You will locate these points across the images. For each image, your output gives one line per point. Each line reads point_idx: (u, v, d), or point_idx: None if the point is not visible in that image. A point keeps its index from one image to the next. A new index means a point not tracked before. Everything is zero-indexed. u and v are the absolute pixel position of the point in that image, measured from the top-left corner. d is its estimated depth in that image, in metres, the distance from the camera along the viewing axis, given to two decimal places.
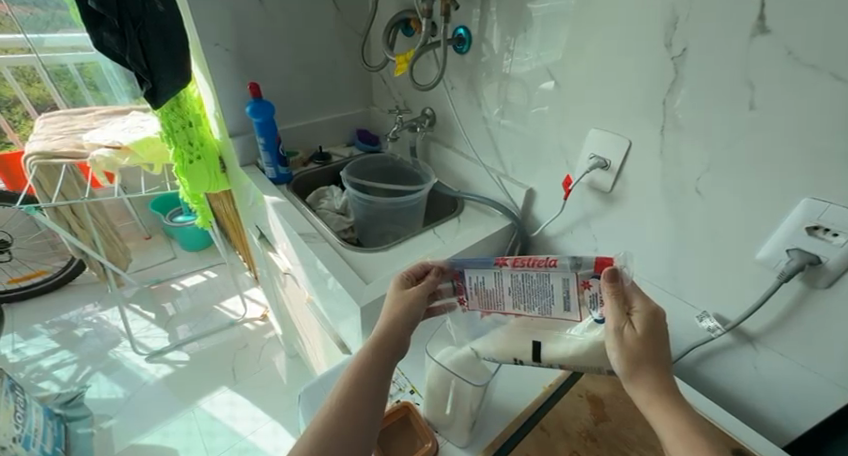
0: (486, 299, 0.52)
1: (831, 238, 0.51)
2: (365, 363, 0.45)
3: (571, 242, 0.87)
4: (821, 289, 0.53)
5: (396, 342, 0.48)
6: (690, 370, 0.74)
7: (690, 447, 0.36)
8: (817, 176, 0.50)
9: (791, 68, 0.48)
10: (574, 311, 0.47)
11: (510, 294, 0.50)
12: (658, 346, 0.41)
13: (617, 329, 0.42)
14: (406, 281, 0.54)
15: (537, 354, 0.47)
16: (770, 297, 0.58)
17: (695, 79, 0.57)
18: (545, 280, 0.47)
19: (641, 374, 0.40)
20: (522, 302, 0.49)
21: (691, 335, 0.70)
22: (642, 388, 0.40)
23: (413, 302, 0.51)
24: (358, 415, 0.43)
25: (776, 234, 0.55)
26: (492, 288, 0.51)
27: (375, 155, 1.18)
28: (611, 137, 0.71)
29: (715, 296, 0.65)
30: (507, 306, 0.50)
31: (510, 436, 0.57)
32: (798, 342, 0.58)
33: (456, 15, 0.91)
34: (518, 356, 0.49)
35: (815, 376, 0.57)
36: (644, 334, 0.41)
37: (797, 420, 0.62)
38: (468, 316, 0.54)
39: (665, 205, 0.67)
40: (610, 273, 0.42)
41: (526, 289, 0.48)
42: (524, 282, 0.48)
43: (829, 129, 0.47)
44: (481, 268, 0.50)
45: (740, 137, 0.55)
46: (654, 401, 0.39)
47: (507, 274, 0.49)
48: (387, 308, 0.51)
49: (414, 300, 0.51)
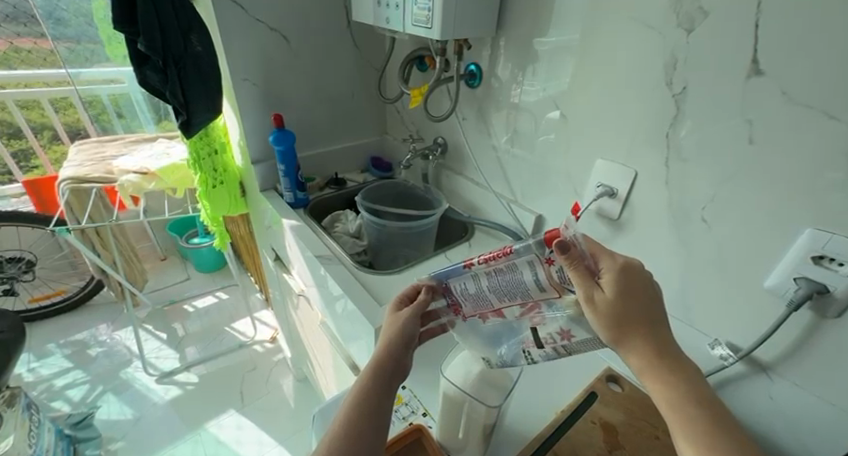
0: (477, 303, 0.50)
1: (836, 267, 0.52)
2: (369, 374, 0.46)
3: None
4: (831, 319, 0.54)
5: (393, 364, 0.48)
6: None
7: (683, 415, 0.38)
8: (820, 208, 0.51)
9: (787, 107, 0.51)
10: (550, 290, 0.46)
11: (493, 293, 0.49)
12: (637, 304, 0.42)
13: (588, 294, 0.42)
14: (398, 304, 0.54)
15: (538, 339, 0.47)
16: (781, 326, 0.59)
17: (696, 115, 0.60)
18: (513, 270, 0.46)
19: (628, 337, 0.41)
20: (506, 297, 0.48)
21: (703, 364, 0.70)
22: (632, 355, 0.41)
23: (404, 325, 0.50)
24: (360, 425, 0.43)
25: (784, 263, 0.56)
26: (476, 291, 0.50)
27: (388, 181, 1.24)
28: (616, 167, 0.74)
29: (726, 324, 0.66)
30: (495, 303, 0.49)
31: None
32: (811, 371, 0.58)
33: (467, 53, 0.97)
34: (525, 345, 0.48)
35: (831, 407, 0.57)
36: (616, 296, 0.42)
37: None
38: (469, 324, 0.53)
39: (671, 234, 0.69)
40: (559, 246, 0.42)
41: (503, 284, 0.47)
42: (498, 277, 0.48)
43: (827, 163, 0.49)
44: (457, 276, 0.51)
45: (741, 169, 0.57)
46: (647, 365, 0.40)
47: (482, 273, 0.49)
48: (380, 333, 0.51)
49: (404, 322, 0.50)
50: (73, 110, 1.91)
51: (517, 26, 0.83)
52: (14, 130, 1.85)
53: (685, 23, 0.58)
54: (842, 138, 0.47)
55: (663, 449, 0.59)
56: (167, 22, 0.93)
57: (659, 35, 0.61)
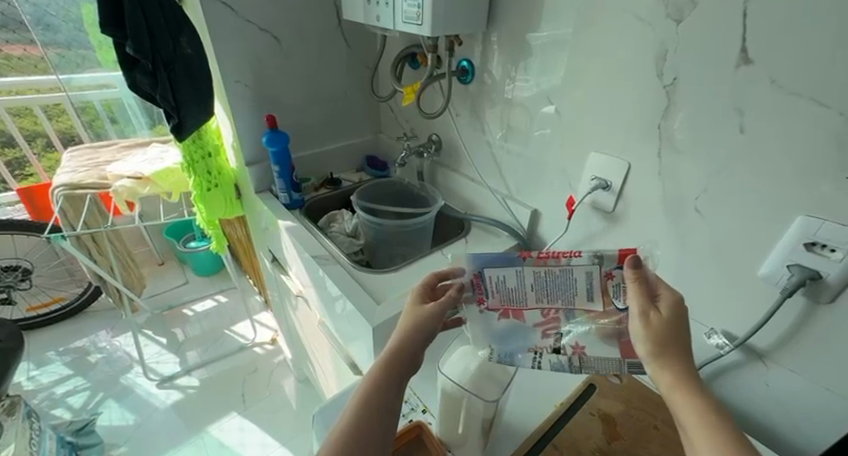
0: (507, 298, 0.52)
1: (829, 253, 0.52)
2: (390, 361, 0.47)
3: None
4: (824, 304, 0.54)
5: (410, 357, 0.48)
6: None
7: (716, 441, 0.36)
8: (811, 195, 0.52)
9: (777, 95, 0.51)
10: (597, 301, 0.49)
11: (532, 291, 0.51)
12: (684, 335, 0.43)
13: (643, 310, 0.44)
14: (422, 297, 0.53)
15: (557, 346, 0.51)
16: (775, 313, 0.59)
17: (688, 107, 0.61)
18: (568, 274, 0.49)
19: (665, 355, 0.42)
20: (544, 298, 0.51)
21: (700, 353, 0.70)
22: (671, 375, 0.41)
23: (425, 319, 0.50)
24: (380, 409, 0.44)
25: (777, 251, 0.56)
26: (515, 286, 0.51)
27: (384, 180, 1.24)
28: (609, 160, 0.74)
29: (721, 314, 0.66)
30: (528, 302, 0.52)
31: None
32: (806, 357, 0.58)
33: (459, 49, 0.97)
34: (537, 348, 0.52)
35: (827, 392, 0.58)
36: (670, 322, 0.43)
37: (813, 438, 0.61)
38: (486, 316, 0.54)
39: (666, 225, 0.69)
40: (632, 261, 0.45)
41: (550, 284, 0.50)
42: (546, 277, 0.50)
43: (817, 150, 0.50)
44: (501, 266, 0.51)
45: (733, 159, 0.58)
46: (681, 385, 0.40)
47: (529, 271, 0.50)
48: (399, 322, 0.51)
49: (425, 315, 0.51)
50: (66, 116, 1.90)
51: (508, 22, 0.83)
52: (7, 139, 1.85)
53: (674, 13, 0.58)
54: (831, 125, 0.48)
55: (661, 439, 0.59)
56: (155, 24, 0.92)
57: (649, 27, 0.62)
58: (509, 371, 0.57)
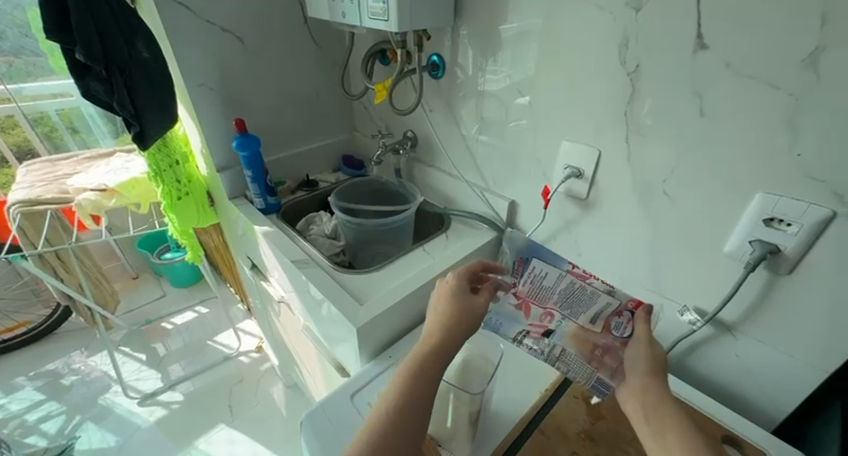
0: (534, 291, 0.56)
1: (785, 228, 0.55)
2: (440, 345, 0.51)
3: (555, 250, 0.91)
4: (784, 275, 0.57)
5: (449, 350, 0.51)
6: (679, 365, 0.76)
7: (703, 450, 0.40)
8: (768, 173, 0.54)
9: (733, 78, 0.53)
10: (597, 325, 0.53)
11: (557, 295, 0.55)
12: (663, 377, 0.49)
13: (650, 344, 0.50)
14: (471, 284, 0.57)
15: (542, 336, 0.55)
16: (741, 287, 0.62)
17: (650, 93, 0.62)
18: (594, 297, 0.53)
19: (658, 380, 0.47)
20: (562, 304, 0.55)
21: (675, 330, 0.73)
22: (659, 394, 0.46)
23: (466, 318, 0.53)
24: (426, 387, 0.49)
25: (739, 228, 0.59)
26: (546, 285, 0.55)
27: (361, 179, 1.23)
28: (581, 148, 0.75)
29: (693, 291, 0.69)
30: (547, 301, 0.56)
31: (510, 446, 0.59)
32: (772, 327, 0.61)
33: (428, 44, 0.97)
34: (526, 330, 0.56)
35: (792, 359, 0.61)
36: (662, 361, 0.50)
37: (782, 404, 0.65)
38: (502, 297, 0.59)
39: (636, 209, 0.71)
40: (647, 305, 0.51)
41: (574, 297, 0.54)
42: (576, 290, 0.53)
43: (771, 129, 0.52)
44: (552, 262, 0.55)
45: (695, 142, 0.60)
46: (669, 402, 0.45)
47: (568, 279, 0.53)
48: (449, 306, 0.54)
49: (466, 313, 0.53)
50: (20, 128, 1.74)
51: (475, 15, 0.84)
52: None
53: (633, 2, 0.60)
54: (782, 104, 0.50)
55: None
56: (107, 29, 0.89)
57: (611, 16, 0.63)
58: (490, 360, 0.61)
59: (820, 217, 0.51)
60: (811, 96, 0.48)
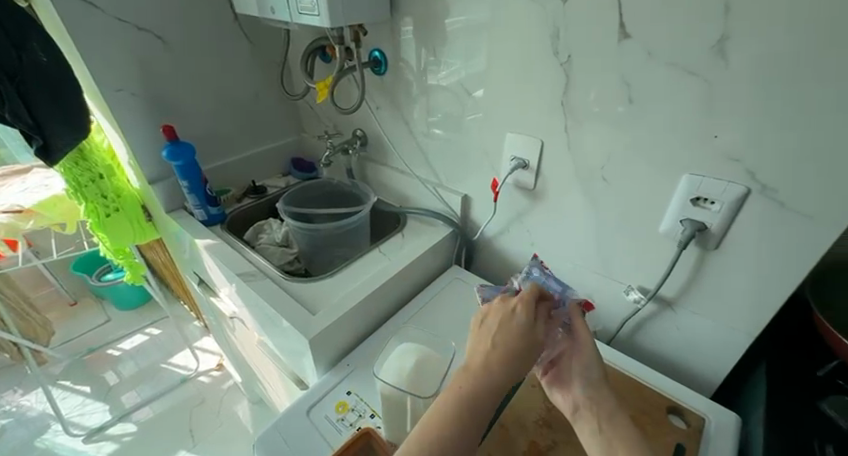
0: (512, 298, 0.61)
1: (709, 206, 0.58)
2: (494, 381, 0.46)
3: (509, 241, 0.93)
4: (712, 250, 0.60)
5: (506, 376, 0.47)
6: (629, 342, 0.80)
7: None
8: (692, 155, 0.57)
9: (656, 66, 0.55)
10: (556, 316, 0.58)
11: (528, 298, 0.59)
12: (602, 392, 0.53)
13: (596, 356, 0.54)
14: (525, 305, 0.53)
15: None
16: (676, 264, 0.65)
17: (583, 83, 0.64)
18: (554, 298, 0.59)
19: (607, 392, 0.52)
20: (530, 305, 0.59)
21: (622, 309, 0.76)
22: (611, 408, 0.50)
23: (524, 342, 0.49)
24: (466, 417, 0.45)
25: (670, 208, 0.62)
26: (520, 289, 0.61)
27: (313, 182, 1.19)
28: (524, 139, 0.76)
29: (635, 271, 0.71)
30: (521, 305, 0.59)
31: None
32: (706, 300, 0.65)
33: (368, 40, 0.95)
34: None
35: (725, 328, 0.65)
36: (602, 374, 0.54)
37: (719, 370, 0.69)
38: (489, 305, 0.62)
39: (580, 196, 0.73)
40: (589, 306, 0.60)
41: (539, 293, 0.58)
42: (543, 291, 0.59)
43: (692, 113, 0.54)
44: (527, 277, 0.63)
45: (627, 128, 0.62)
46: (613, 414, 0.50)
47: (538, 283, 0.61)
48: (512, 336, 0.49)
49: (525, 336, 0.50)
50: None
51: (412, 9, 0.82)
52: None
53: None
54: (700, 89, 0.52)
55: None
56: None
57: (541, 8, 0.64)
58: (434, 352, 0.59)
59: (738, 194, 0.54)
60: (722, 79, 0.50)
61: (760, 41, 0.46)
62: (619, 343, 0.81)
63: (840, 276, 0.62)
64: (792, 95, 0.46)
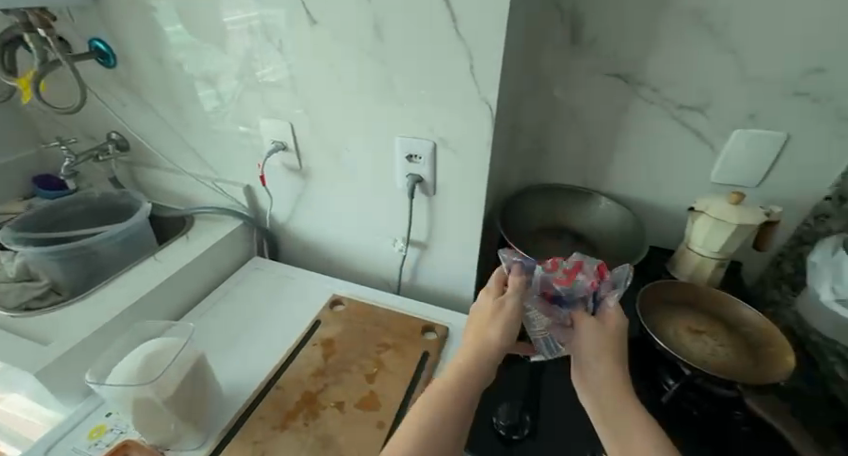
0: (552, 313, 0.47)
1: (418, 161, 0.70)
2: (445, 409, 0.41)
3: (300, 223, 0.95)
4: (433, 196, 0.74)
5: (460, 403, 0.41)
6: (413, 289, 0.91)
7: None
8: (395, 121, 0.68)
9: (345, 47, 0.64)
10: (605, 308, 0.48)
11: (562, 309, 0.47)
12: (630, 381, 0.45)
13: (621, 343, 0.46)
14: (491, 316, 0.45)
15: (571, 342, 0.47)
16: (414, 213, 0.79)
17: (300, 64, 0.69)
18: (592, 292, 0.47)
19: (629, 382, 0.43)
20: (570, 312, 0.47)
21: (395, 260, 0.89)
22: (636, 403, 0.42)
23: (496, 337, 0.43)
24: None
25: (396, 168, 0.74)
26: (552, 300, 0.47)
27: (65, 200, 0.95)
28: (274, 122, 0.79)
29: (394, 226, 0.83)
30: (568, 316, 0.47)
31: (243, 416, 0.56)
32: (443, 237, 0.79)
33: (83, 26, 0.82)
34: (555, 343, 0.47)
35: (462, 256, 0.81)
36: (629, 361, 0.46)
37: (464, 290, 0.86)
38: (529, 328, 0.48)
39: (336, 168, 0.80)
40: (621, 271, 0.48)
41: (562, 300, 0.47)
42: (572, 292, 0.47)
43: (383, 86, 0.65)
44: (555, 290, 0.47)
45: (346, 103, 0.70)
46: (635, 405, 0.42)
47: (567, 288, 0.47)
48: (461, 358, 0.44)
49: (499, 332, 0.43)
50: None
51: None
52: None
53: None
54: (378, 66, 0.63)
55: (368, 338, 0.69)
56: None
57: None
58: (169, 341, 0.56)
59: (430, 147, 0.67)
60: (388, 56, 0.61)
61: (398, 24, 0.58)
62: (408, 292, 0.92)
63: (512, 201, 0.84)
64: (433, 65, 0.59)
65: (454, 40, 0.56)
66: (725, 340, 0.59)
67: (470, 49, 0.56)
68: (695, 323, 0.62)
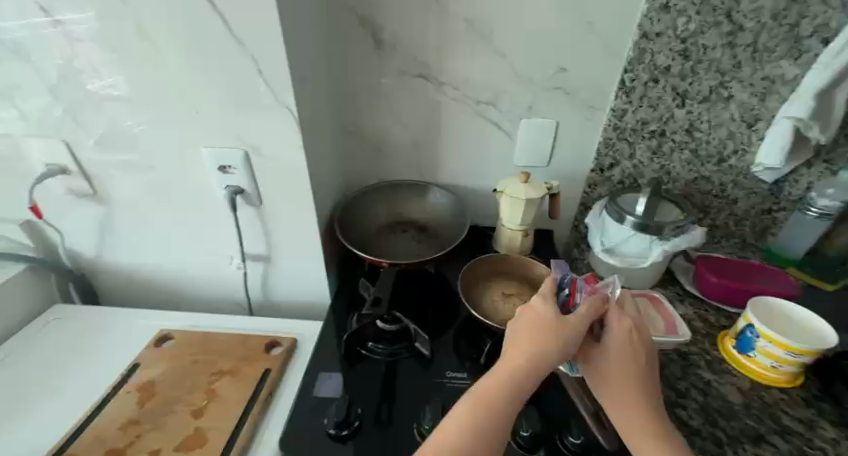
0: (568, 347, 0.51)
1: (233, 170, 0.63)
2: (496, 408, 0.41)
3: (115, 256, 0.80)
4: (261, 205, 0.67)
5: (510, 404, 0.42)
6: (266, 309, 0.84)
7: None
8: (195, 132, 0.60)
9: (106, 51, 0.54)
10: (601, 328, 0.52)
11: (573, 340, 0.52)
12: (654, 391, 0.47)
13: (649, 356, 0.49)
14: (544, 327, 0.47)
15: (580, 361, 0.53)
16: (244, 225, 0.70)
17: (55, 71, 0.57)
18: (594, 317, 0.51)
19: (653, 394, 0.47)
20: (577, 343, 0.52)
21: (238, 279, 0.79)
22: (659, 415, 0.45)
23: (557, 348, 0.44)
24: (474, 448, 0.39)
25: (212, 181, 0.65)
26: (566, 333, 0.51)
27: None
28: (40, 142, 0.65)
29: (226, 244, 0.74)
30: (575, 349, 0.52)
31: None
32: (283, 247, 0.73)
33: None
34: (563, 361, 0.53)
35: (307, 265, 0.75)
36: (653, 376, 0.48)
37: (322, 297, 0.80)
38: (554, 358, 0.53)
39: (139, 188, 0.69)
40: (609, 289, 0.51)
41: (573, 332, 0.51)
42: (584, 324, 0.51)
43: (168, 95, 0.57)
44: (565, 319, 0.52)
45: (129, 114, 0.60)
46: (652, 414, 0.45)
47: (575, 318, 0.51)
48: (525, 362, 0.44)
49: (559, 343, 0.45)
50: None
51: None
52: None
53: None
54: (154, 71, 0.55)
55: (198, 370, 0.62)
56: None
57: None
58: None
59: (241, 156, 0.61)
60: (165, 61, 0.54)
61: (164, 24, 0.50)
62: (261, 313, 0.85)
63: (349, 201, 0.85)
64: (218, 69, 0.53)
65: (232, 43, 0.51)
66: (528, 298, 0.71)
67: (253, 52, 0.51)
68: (504, 289, 0.72)
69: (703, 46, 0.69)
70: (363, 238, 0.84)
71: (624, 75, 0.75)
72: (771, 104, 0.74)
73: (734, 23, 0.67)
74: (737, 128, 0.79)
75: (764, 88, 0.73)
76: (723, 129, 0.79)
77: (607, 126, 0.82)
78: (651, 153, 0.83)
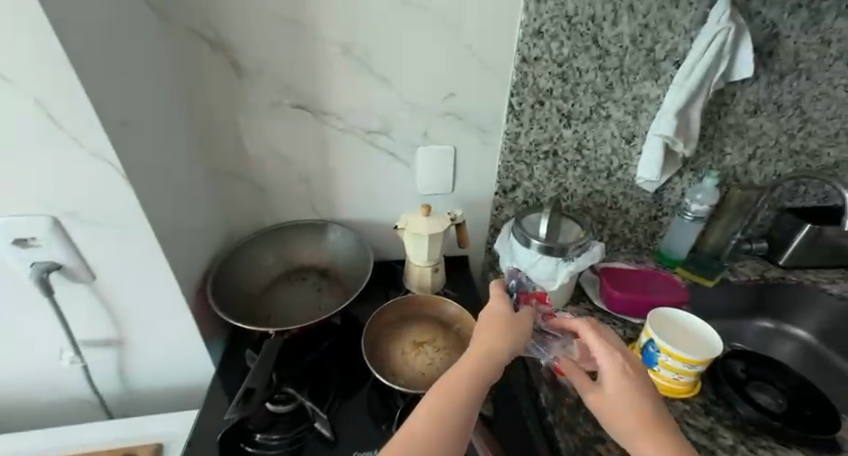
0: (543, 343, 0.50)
1: (38, 243, 0.47)
2: (450, 405, 0.35)
3: None
4: (95, 280, 0.52)
5: (466, 403, 0.36)
6: (126, 400, 0.67)
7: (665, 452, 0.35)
8: None
9: None
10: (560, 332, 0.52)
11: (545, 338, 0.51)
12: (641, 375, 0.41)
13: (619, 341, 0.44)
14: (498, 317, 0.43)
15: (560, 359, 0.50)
16: (70, 311, 0.54)
17: None
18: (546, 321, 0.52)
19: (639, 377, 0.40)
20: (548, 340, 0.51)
21: (77, 375, 0.62)
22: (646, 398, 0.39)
23: (514, 341, 0.41)
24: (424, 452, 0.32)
25: (7, 261, 0.48)
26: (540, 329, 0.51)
27: None
28: None
29: (49, 335, 0.56)
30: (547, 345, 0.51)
31: None
32: (137, 327, 0.58)
33: None
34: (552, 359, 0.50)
35: (173, 344, 0.61)
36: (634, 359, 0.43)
37: (195, 376, 0.66)
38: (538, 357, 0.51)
39: None
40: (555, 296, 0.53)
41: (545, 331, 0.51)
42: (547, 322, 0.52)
43: None
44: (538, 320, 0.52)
45: None
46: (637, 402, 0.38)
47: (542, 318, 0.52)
48: (479, 356, 0.39)
49: (517, 336, 0.41)
50: None
51: None
52: None
53: None
54: None
55: None
56: None
57: None
58: None
59: (50, 224, 0.46)
60: None
61: None
62: (120, 406, 0.67)
63: (227, 256, 0.72)
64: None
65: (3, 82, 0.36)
66: (442, 343, 0.66)
67: (40, 94, 0.37)
68: (416, 337, 0.67)
69: (578, 69, 0.72)
70: (250, 300, 0.72)
71: (510, 99, 0.75)
72: (642, 120, 0.80)
73: (601, 47, 0.71)
74: (619, 144, 0.83)
75: (635, 106, 0.78)
76: (607, 146, 0.83)
77: (504, 150, 0.81)
78: (548, 172, 0.84)
